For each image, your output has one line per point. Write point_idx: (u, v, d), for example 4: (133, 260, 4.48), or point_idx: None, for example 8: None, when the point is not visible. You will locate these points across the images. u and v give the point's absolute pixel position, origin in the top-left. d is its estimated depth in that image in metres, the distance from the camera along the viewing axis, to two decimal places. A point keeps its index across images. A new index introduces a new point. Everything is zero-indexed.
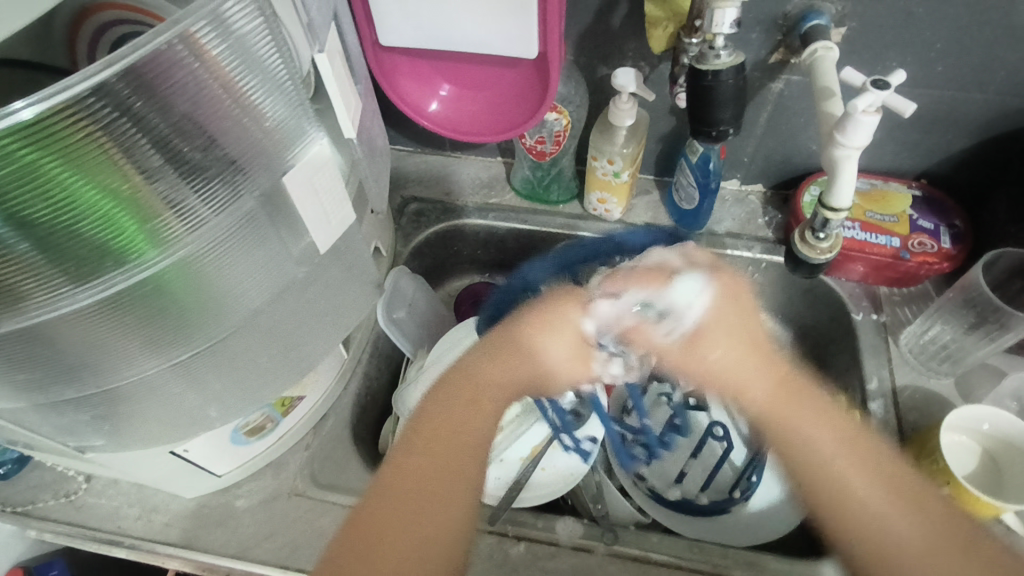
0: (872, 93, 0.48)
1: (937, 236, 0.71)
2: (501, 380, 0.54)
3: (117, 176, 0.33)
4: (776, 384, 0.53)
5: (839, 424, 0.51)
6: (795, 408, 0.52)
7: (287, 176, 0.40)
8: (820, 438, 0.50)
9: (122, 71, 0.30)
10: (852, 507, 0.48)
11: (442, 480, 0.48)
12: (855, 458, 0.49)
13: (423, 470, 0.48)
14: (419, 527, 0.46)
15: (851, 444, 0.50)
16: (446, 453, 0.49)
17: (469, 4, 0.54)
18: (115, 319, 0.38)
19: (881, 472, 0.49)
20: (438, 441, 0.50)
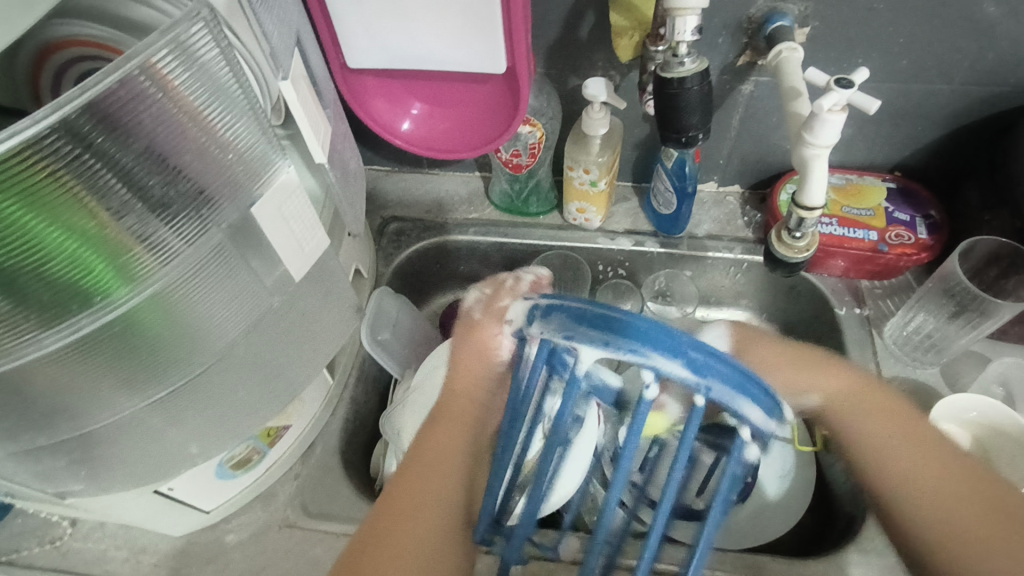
0: (837, 92, 0.48)
1: (913, 227, 0.72)
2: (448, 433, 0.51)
3: (82, 213, 0.32)
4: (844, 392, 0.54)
5: (906, 425, 0.52)
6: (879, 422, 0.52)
7: (254, 207, 0.40)
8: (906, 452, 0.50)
9: (83, 107, 0.30)
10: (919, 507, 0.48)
11: (447, 461, 0.49)
12: (916, 458, 0.50)
13: (427, 454, 0.50)
14: (404, 502, 0.47)
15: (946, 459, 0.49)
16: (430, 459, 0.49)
17: (433, 23, 0.54)
18: (86, 361, 0.37)
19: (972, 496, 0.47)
20: (441, 439, 0.51)
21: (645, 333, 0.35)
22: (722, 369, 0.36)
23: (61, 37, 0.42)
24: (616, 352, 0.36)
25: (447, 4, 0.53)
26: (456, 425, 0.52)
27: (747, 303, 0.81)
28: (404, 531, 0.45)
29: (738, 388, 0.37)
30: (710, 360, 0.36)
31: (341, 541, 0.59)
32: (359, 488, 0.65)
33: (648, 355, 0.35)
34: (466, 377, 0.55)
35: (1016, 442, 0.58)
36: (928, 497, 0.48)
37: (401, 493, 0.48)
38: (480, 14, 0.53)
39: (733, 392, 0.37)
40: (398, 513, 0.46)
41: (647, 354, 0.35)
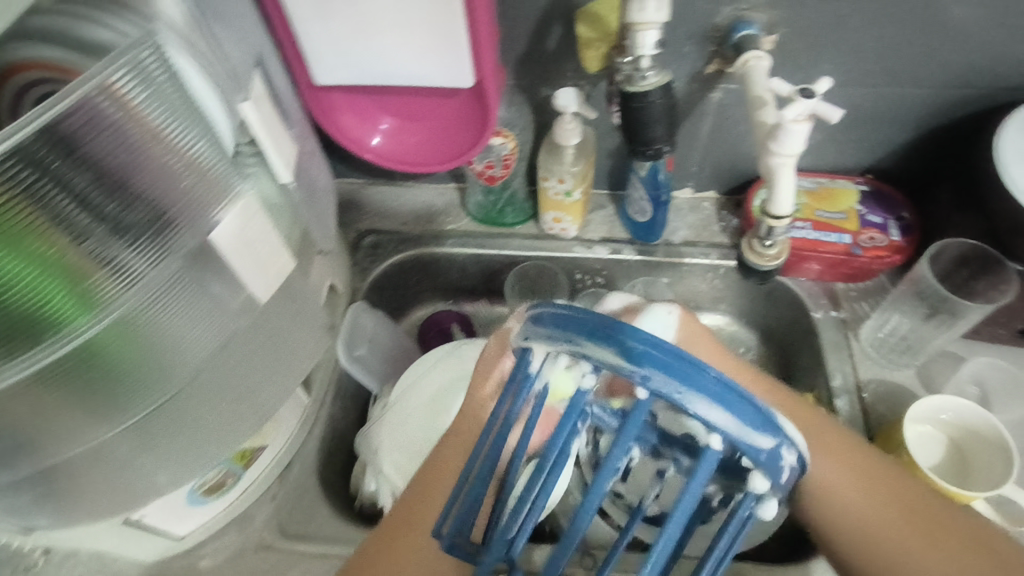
0: (801, 102, 0.49)
1: (886, 229, 0.72)
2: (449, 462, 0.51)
3: (43, 240, 0.32)
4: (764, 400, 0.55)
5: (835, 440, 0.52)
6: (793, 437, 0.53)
7: (214, 233, 0.39)
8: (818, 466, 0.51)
9: (39, 132, 0.29)
10: (834, 516, 0.49)
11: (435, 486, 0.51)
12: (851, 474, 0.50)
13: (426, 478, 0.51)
14: (405, 524, 0.50)
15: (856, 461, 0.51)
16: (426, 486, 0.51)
17: (399, 39, 0.54)
18: (49, 392, 0.36)
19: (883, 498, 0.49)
20: (443, 463, 0.52)
21: (596, 327, 0.32)
22: (676, 362, 0.31)
23: (19, 61, 0.38)
24: (554, 343, 0.34)
25: (412, 19, 0.52)
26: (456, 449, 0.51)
27: (724, 308, 0.81)
28: (400, 551, 0.49)
29: (694, 383, 0.30)
30: (655, 348, 0.31)
31: (320, 562, 0.58)
32: (339, 507, 0.64)
33: (584, 343, 0.32)
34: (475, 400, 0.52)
35: (988, 442, 0.59)
36: (859, 516, 0.49)
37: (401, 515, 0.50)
38: (445, 29, 0.52)
39: (680, 388, 0.30)
40: (396, 532, 0.49)
41: (582, 343, 0.32)
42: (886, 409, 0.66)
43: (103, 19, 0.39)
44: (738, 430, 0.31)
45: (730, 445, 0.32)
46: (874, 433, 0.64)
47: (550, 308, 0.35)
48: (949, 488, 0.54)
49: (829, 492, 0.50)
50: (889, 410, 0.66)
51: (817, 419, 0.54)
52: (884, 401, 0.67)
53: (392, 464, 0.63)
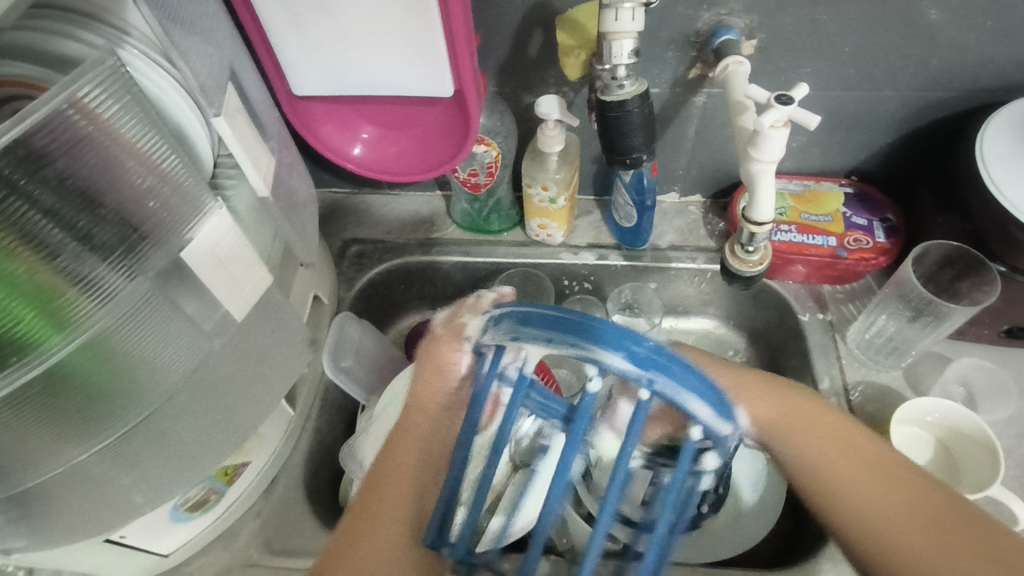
0: (777, 108, 0.48)
1: (871, 231, 0.72)
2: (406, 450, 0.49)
3: (14, 259, 0.31)
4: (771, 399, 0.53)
5: (852, 442, 0.51)
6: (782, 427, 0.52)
7: (185, 250, 0.39)
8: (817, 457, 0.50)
9: (9, 150, 0.28)
10: (856, 525, 0.47)
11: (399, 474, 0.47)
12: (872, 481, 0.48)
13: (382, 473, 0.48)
14: (368, 513, 0.46)
15: (855, 449, 0.50)
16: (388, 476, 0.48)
17: (377, 50, 0.54)
18: (21, 414, 0.36)
19: (882, 481, 0.48)
20: (401, 457, 0.48)
21: (605, 333, 0.34)
22: (675, 366, 0.35)
23: None
24: (557, 346, 0.35)
25: (388, 29, 0.52)
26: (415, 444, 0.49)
27: (712, 312, 0.81)
28: (363, 550, 0.44)
29: (685, 382, 0.35)
30: (658, 353, 0.35)
31: None
32: (326, 521, 0.63)
33: (592, 349, 0.34)
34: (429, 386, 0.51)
35: (974, 442, 0.59)
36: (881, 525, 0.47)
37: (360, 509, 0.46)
38: (423, 39, 0.52)
39: (678, 389, 0.35)
40: (358, 527, 0.45)
41: (586, 347, 0.34)
42: (875, 410, 0.66)
43: (75, 33, 0.39)
44: (712, 420, 0.37)
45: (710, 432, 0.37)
46: None
47: (540, 314, 0.37)
48: None
49: (845, 503, 0.48)
50: (878, 412, 0.66)
51: (833, 420, 0.52)
52: (872, 403, 0.66)
53: None
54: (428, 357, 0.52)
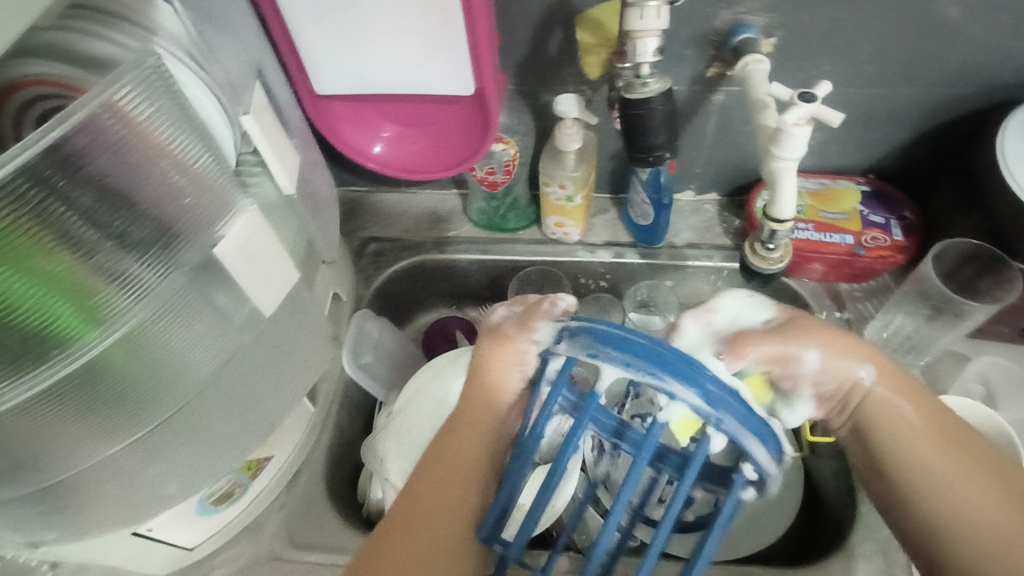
0: (801, 106, 0.49)
1: (888, 229, 0.72)
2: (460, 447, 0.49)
3: (50, 258, 0.31)
4: (886, 379, 0.53)
5: (946, 426, 0.51)
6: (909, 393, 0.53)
7: (218, 249, 0.39)
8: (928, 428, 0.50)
9: (45, 150, 0.29)
10: (950, 514, 0.47)
11: (454, 473, 0.48)
12: (965, 467, 0.48)
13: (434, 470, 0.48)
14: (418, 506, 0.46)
15: (932, 422, 0.51)
16: (444, 472, 0.48)
17: (399, 49, 0.54)
18: (59, 408, 0.36)
19: (956, 446, 0.49)
20: (451, 457, 0.49)
21: (682, 366, 0.35)
22: (736, 407, 0.37)
23: (22, 76, 0.38)
24: (637, 374, 0.35)
25: (409, 26, 0.52)
26: (470, 442, 0.49)
27: None
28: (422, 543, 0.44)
29: (747, 424, 0.38)
30: (723, 393, 0.36)
31: (328, 571, 0.59)
32: (346, 516, 0.64)
33: (670, 384, 0.35)
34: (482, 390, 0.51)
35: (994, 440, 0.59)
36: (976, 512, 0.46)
37: (411, 503, 0.46)
38: (442, 35, 0.53)
39: (744, 431, 0.37)
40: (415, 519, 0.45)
41: (668, 380, 0.35)
42: None
43: (103, 31, 0.39)
44: (764, 460, 0.39)
45: (759, 473, 0.40)
46: None
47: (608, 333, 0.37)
48: None
49: (933, 490, 0.48)
50: None
51: (926, 399, 0.52)
52: None
53: (398, 471, 0.63)
54: (491, 355, 0.51)
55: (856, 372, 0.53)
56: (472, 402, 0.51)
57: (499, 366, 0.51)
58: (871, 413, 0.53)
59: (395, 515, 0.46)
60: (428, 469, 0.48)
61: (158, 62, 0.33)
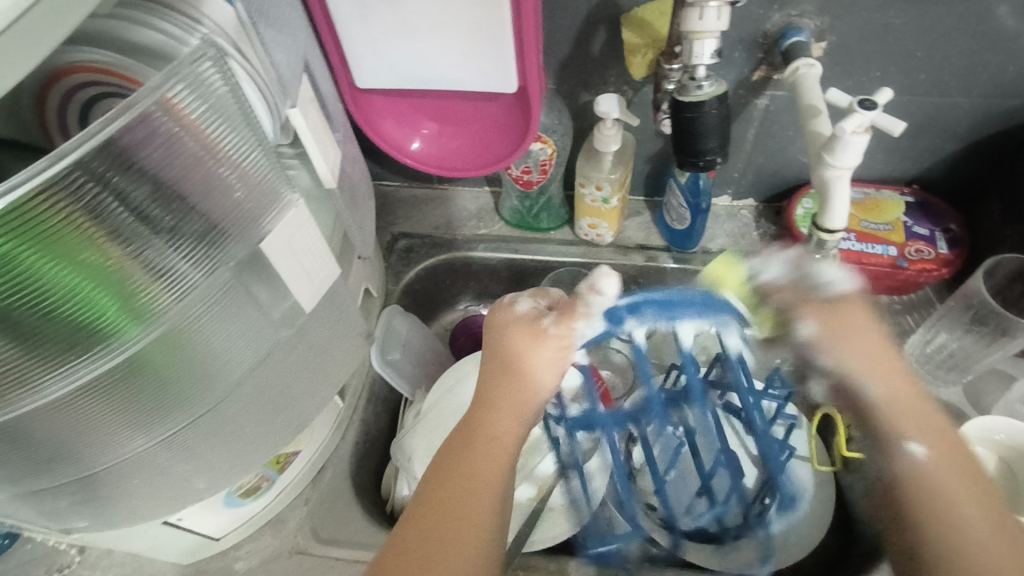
0: (860, 113, 0.48)
1: (933, 242, 0.70)
2: (486, 437, 0.48)
3: (99, 253, 0.31)
4: (906, 396, 0.47)
5: (954, 444, 0.45)
6: (891, 367, 0.48)
7: (264, 243, 0.39)
8: (934, 446, 0.45)
9: (101, 146, 0.28)
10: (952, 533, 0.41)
11: (476, 468, 0.47)
12: (962, 479, 0.44)
13: (456, 471, 0.47)
14: (435, 496, 0.46)
15: (942, 438, 0.45)
16: (465, 465, 0.47)
17: (444, 45, 0.54)
18: (97, 402, 0.36)
19: (957, 463, 0.44)
20: (469, 454, 0.47)
21: None
22: None
23: (68, 63, 0.38)
24: None
25: (455, 22, 0.52)
26: (494, 447, 0.48)
27: None
28: (439, 539, 0.44)
29: None
30: None
31: (352, 568, 0.58)
32: (370, 513, 0.63)
33: None
34: (504, 381, 0.50)
35: None
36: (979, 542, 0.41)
37: (433, 501, 0.45)
38: (489, 32, 0.52)
39: None
40: (429, 510, 0.45)
41: None
42: None
43: (153, 21, 0.38)
44: None
45: None
46: None
47: None
48: None
49: (934, 500, 0.43)
50: None
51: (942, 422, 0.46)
52: None
53: (425, 471, 0.63)
54: (523, 349, 0.51)
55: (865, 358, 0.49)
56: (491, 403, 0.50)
57: (521, 351, 0.51)
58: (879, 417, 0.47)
59: (419, 509, 0.45)
60: (444, 462, 0.47)
61: (215, 58, 0.33)
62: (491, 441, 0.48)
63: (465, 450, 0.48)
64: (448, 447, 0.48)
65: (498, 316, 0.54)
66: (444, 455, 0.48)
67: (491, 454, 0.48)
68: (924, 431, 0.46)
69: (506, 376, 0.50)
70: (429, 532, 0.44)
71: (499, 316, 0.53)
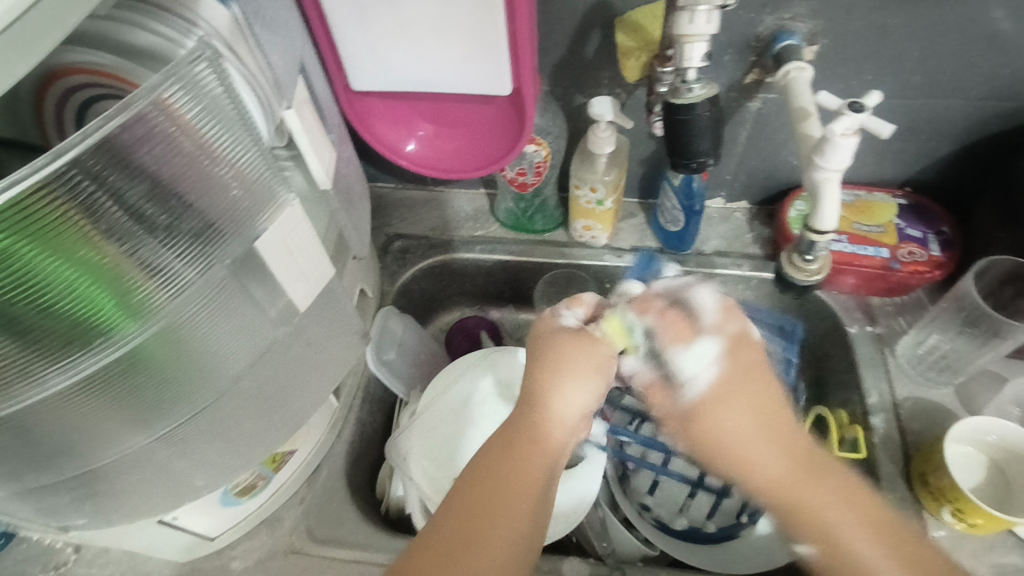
0: (850, 115, 0.48)
1: (925, 244, 0.71)
2: (533, 447, 0.48)
3: (95, 251, 0.31)
4: (786, 474, 0.47)
5: (858, 499, 0.46)
6: (769, 439, 0.49)
7: (259, 241, 0.39)
8: (813, 491, 0.46)
9: (97, 145, 0.29)
10: None
11: (520, 475, 0.47)
12: (872, 539, 0.44)
13: (494, 472, 0.47)
14: (471, 499, 0.46)
15: (846, 493, 0.46)
16: (510, 469, 0.47)
17: (439, 47, 0.54)
18: (92, 399, 0.37)
19: (869, 523, 0.45)
20: (516, 463, 0.47)
21: None
22: None
23: (65, 64, 0.38)
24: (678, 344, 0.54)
25: (450, 25, 0.52)
26: (537, 449, 0.48)
27: None
28: (478, 543, 0.44)
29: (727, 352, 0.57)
30: None
31: (348, 567, 0.59)
32: (366, 513, 0.64)
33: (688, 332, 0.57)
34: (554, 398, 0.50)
35: None
36: None
37: (465, 500, 0.46)
38: (484, 34, 0.52)
39: None
40: (468, 511, 0.45)
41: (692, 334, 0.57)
42: (923, 426, 0.65)
43: (149, 24, 0.38)
44: None
45: None
46: (912, 453, 0.62)
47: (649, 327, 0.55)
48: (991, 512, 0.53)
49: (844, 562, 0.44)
50: (927, 428, 0.65)
51: (851, 487, 0.47)
52: (922, 418, 0.65)
53: (420, 471, 0.63)
54: (570, 359, 0.51)
55: (721, 420, 0.49)
56: (537, 406, 0.50)
57: (569, 361, 0.51)
58: (759, 494, 0.48)
59: (455, 510, 0.46)
60: (484, 461, 0.48)
61: (212, 60, 0.33)
62: (533, 446, 0.48)
63: (508, 457, 0.48)
64: (487, 451, 0.48)
65: (543, 326, 0.54)
66: (483, 455, 0.48)
67: (537, 462, 0.48)
68: (825, 494, 0.46)
69: (550, 388, 0.50)
70: (467, 535, 0.44)
71: (537, 330, 0.53)
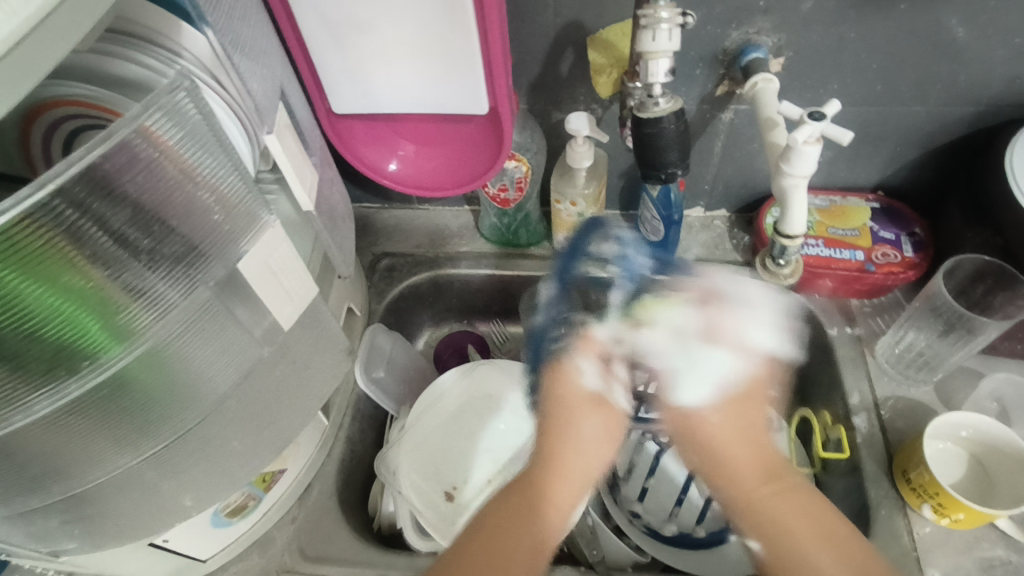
0: (809, 125, 0.50)
1: (899, 245, 0.73)
2: (552, 493, 0.48)
3: (80, 276, 0.33)
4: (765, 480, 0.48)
5: (819, 511, 0.47)
6: (752, 455, 0.49)
7: (241, 262, 0.40)
8: (770, 500, 0.47)
9: (82, 172, 0.30)
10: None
11: (525, 526, 0.46)
12: (826, 541, 0.45)
13: (507, 523, 0.46)
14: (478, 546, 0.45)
15: (807, 501, 0.47)
16: (518, 517, 0.46)
17: (417, 70, 0.56)
18: (79, 422, 0.37)
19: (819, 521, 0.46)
20: (524, 508, 0.47)
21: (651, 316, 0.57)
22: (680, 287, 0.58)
23: (47, 97, 0.39)
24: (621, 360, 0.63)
25: (427, 50, 0.54)
26: (549, 508, 0.47)
27: None
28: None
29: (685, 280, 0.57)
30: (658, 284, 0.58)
31: None
32: (358, 531, 0.64)
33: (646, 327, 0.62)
34: (574, 448, 0.49)
35: (1012, 459, 0.58)
36: None
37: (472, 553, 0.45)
38: (459, 56, 0.54)
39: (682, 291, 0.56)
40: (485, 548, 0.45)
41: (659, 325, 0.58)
42: (906, 424, 0.66)
43: (130, 54, 0.40)
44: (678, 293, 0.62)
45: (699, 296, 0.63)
46: (893, 451, 0.64)
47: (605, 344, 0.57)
48: (970, 505, 0.54)
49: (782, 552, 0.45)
50: (909, 426, 0.66)
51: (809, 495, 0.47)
52: (903, 416, 0.66)
53: (410, 485, 0.64)
54: (575, 407, 0.51)
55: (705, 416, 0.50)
56: (552, 459, 0.49)
57: (582, 420, 0.50)
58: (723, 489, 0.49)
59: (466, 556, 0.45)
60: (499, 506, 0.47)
61: (192, 89, 0.34)
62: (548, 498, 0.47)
63: (530, 507, 0.47)
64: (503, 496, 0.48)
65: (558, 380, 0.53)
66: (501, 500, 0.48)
67: (550, 515, 0.47)
68: (777, 497, 0.47)
69: (565, 438, 0.50)
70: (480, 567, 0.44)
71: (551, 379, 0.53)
